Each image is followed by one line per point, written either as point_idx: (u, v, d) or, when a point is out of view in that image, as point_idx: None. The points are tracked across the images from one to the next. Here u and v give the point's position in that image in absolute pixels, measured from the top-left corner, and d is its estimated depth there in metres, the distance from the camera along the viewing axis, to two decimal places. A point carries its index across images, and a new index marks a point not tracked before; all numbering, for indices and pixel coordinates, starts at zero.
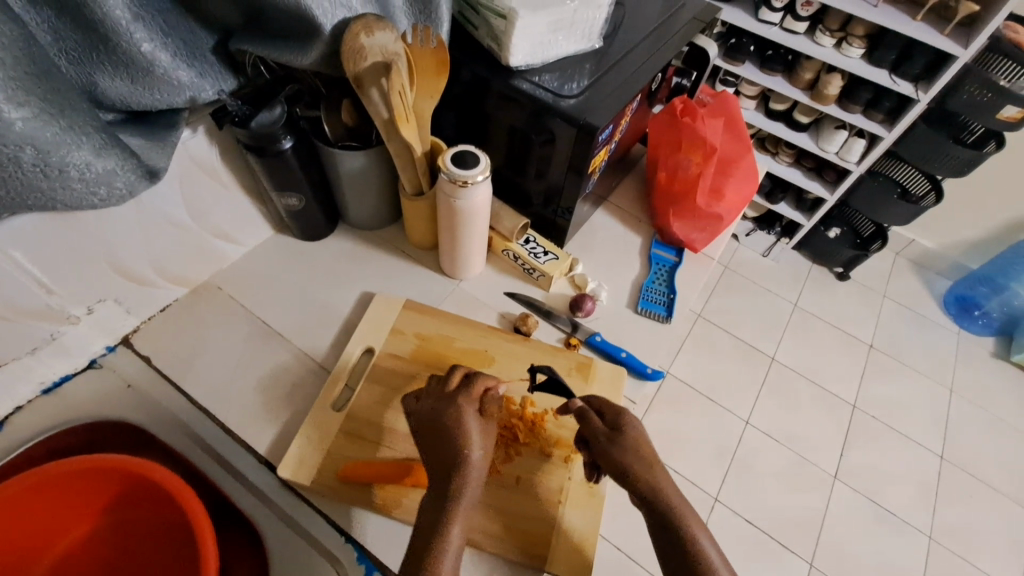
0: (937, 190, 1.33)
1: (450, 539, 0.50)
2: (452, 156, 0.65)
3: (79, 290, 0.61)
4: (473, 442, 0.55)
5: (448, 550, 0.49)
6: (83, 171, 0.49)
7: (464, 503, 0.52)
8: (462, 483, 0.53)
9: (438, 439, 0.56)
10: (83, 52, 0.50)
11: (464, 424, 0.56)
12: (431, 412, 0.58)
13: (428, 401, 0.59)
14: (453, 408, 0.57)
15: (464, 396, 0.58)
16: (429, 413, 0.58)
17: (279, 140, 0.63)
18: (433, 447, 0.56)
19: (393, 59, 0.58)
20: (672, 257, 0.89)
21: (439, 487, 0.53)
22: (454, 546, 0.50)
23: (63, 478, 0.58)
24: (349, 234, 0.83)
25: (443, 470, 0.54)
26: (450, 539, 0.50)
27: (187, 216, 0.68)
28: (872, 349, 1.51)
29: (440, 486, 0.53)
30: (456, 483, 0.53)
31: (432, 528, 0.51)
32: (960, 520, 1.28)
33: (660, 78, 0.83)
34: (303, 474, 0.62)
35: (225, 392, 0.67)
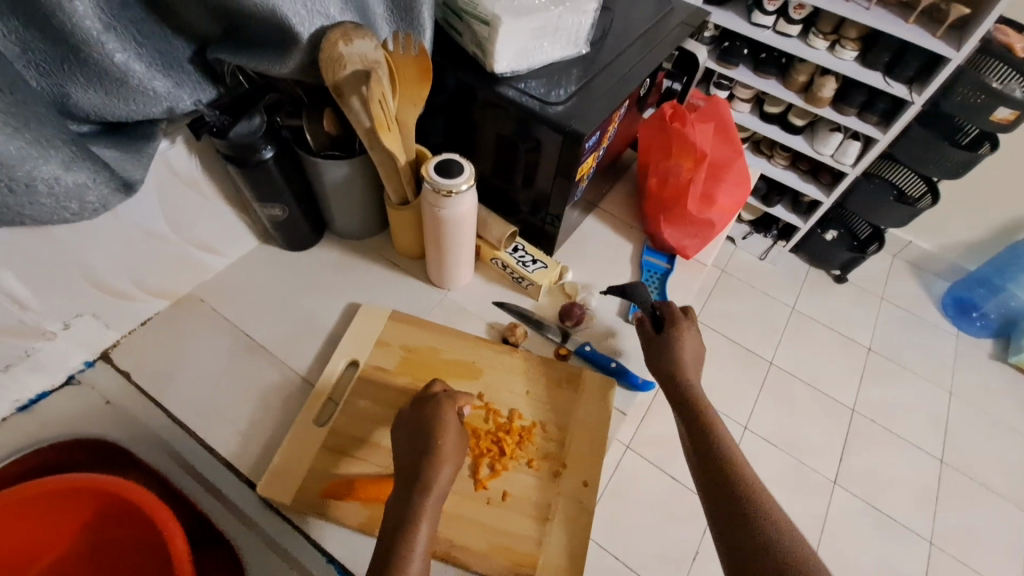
0: (933, 193, 1.32)
1: (418, 534, 0.50)
2: (435, 165, 0.64)
3: (55, 305, 0.60)
4: (447, 442, 0.57)
5: (414, 542, 0.50)
6: (52, 185, 0.48)
7: (433, 496, 0.53)
8: (432, 476, 0.54)
9: (414, 438, 0.57)
10: (53, 64, 0.49)
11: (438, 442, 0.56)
12: (410, 413, 0.60)
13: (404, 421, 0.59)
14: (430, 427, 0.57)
15: (439, 410, 0.59)
16: (409, 414, 0.60)
17: (260, 150, 0.62)
18: (405, 446, 0.58)
19: (373, 67, 0.57)
20: (664, 264, 0.88)
21: (410, 481, 0.54)
22: (422, 539, 0.50)
23: (37, 498, 0.57)
24: (336, 243, 0.82)
25: (412, 464, 0.55)
26: (415, 548, 0.49)
27: (167, 229, 0.67)
28: (870, 352, 1.50)
29: (410, 481, 0.54)
30: (426, 478, 0.54)
31: (399, 523, 0.51)
32: (960, 525, 1.28)
33: (649, 83, 0.82)
34: (283, 492, 0.60)
35: (206, 408, 0.66)
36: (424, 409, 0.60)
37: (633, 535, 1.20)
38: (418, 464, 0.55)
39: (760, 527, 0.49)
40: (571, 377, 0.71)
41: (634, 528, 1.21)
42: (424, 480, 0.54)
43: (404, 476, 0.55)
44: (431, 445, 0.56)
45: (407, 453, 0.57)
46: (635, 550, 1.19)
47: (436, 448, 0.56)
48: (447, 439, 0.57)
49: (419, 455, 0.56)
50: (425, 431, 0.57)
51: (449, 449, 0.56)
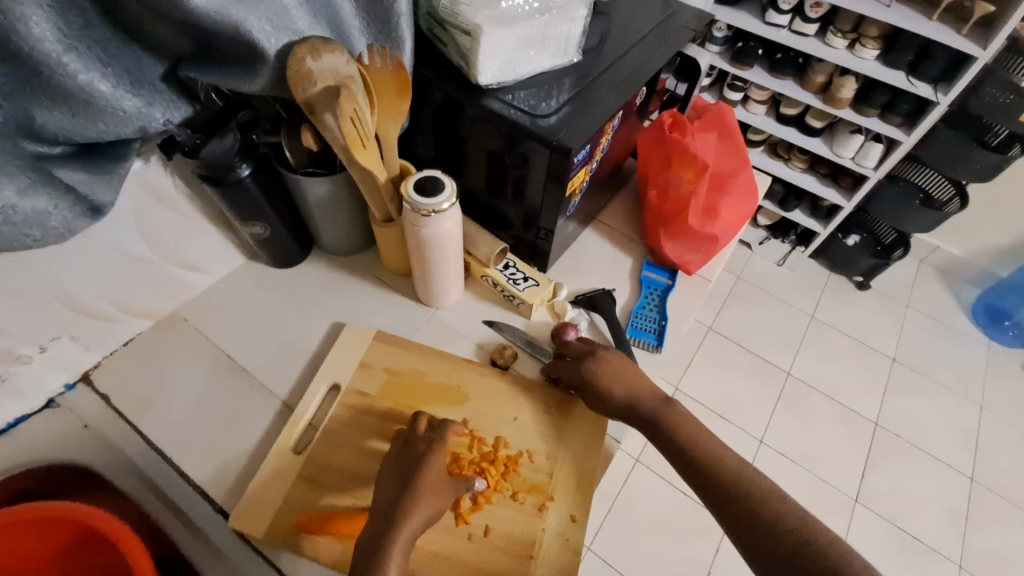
0: (962, 197, 1.25)
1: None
2: (415, 183, 0.61)
3: (29, 330, 0.59)
4: (430, 475, 0.56)
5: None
6: (8, 213, 0.48)
7: (404, 535, 0.52)
8: (408, 514, 0.53)
9: (398, 470, 0.56)
10: (15, 86, 0.46)
11: (419, 484, 0.55)
12: (401, 452, 0.58)
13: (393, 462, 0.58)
14: (413, 465, 0.56)
15: (424, 446, 0.58)
16: (398, 447, 0.59)
17: (236, 167, 0.60)
18: (383, 478, 0.56)
19: (346, 83, 0.55)
20: (665, 280, 0.84)
21: (383, 520, 0.53)
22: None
23: (8, 527, 0.56)
24: (324, 259, 0.80)
25: (393, 497, 0.54)
26: None
27: (146, 249, 0.65)
28: (895, 363, 1.43)
29: (383, 517, 0.53)
30: (400, 517, 0.53)
31: (371, 562, 0.50)
32: (992, 548, 1.20)
33: (647, 91, 0.78)
34: (255, 524, 0.58)
35: (184, 434, 0.64)
36: (408, 445, 0.58)
37: (642, 555, 1.16)
38: (395, 502, 0.54)
39: (774, 522, 0.50)
40: (560, 404, 0.68)
41: (639, 546, 1.17)
42: (385, 526, 0.52)
43: (378, 516, 0.54)
44: (412, 480, 0.55)
45: (386, 489, 0.55)
46: (640, 569, 1.15)
47: (419, 477, 0.55)
48: (430, 474, 0.56)
49: (399, 492, 0.54)
50: (410, 463, 0.56)
51: (432, 486, 0.55)
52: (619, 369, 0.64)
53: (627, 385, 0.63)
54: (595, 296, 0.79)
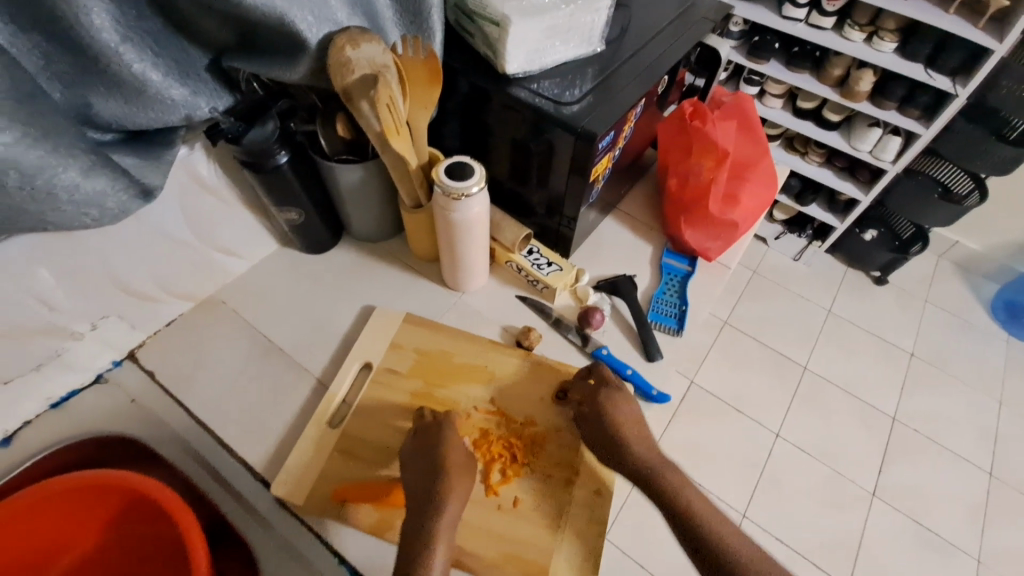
0: (982, 191, 1.23)
1: (433, 555, 0.52)
2: (446, 168, 0.64)
3: (82, 307, 0.62)
4: (455, 456, 0.59)
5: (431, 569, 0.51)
6: (72, 192, 0.49)
7: (445, 522, 0.55)
8: (444, 498, 0.56)
9: (422, 454, 0.59)
10: (75, 74, 0.50)
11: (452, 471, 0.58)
12: (419, 437, 0.61)
13: (417, 449, 0.60)
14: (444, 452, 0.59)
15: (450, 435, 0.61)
16: (416, 431, 0.62)
17: (275, 154, 0.63)
18: (412, 459, 0.60)
19: (381, 71, 0.57)
20: (685, 267, 0.86)
21: (421, 505, 0.56)
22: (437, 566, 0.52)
23: (65, 494, 0.59)
24: (353, 246, 0.83)
25: (426, 478, 0.57)
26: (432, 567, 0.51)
27: (188, 233, 0.69)
28: (913, 358, 1.42)
29: (420, 504, 0.56)
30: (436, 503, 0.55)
31: (416, 540, 0.53)
32: (1011, 543, 1.20)
33: (668, 80, 0.80)
34: (296, 493, 0.61)
35: (225, 410, 0.67)
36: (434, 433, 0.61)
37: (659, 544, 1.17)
38: (434, 487, 0.56)
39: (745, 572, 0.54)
40: None
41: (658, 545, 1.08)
42: (424, 508, 0.55)
43: (417, 498, 0.56)
44: (441, 462, 0.58)
45: (418, 472, 0.58)
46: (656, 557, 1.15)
47: (447, 457, 0.59)
48: (454, 456, 0.59)
49: (431, 474, 0.57)
50: (435, 444, 0.60)
51: (458, 466, 0.59)
52: (627, 418, 0.64)
53: (631, 432, 0.64)
54: (618, 280, 0.81)
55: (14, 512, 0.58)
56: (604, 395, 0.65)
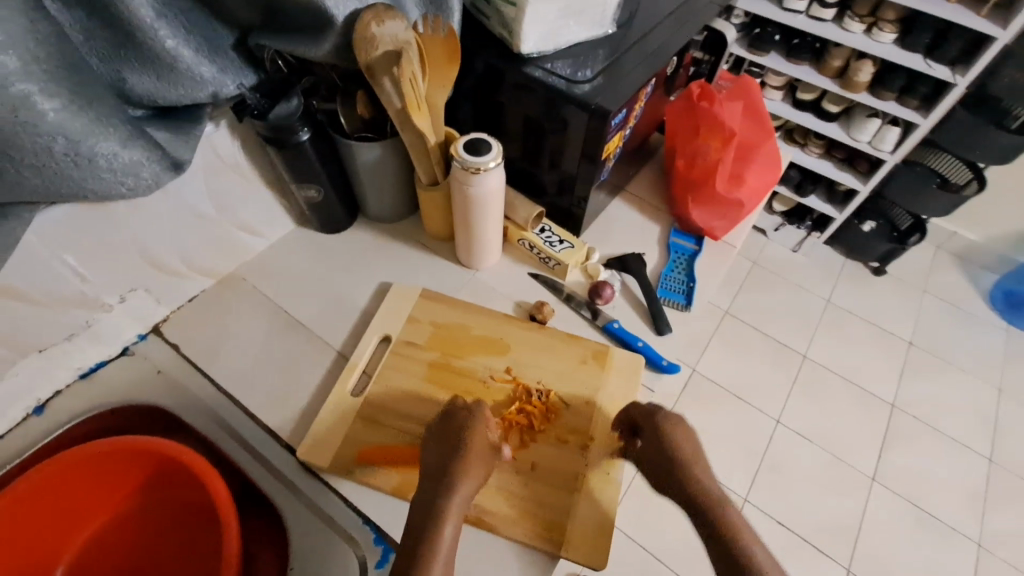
0: (980, 180, 1.26)
1: (443, 531, 0.53)
2: (464, 144, 0.66)
3: (110, 279, 0.64)
4: (477, 436, 0.60)
5: (437, 554, 0.51)
6: (111, 160, 0.51)
7: (456, 501, 0.55)
8: (463, 471, 0.57)
9: (440, 432, 0.60)
10: (112, 49, 0.52)
11: (469, 446, 0.58)
12: (444, 418, 0.62)
13: (438, 426, 0.61)
14: (464, 427, 0.60)
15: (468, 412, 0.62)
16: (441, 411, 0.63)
17: (297, 131, 0.64)
18: (433, 433, 0.61)
19: (404, 47, 0.59)
20: (692, 246, 0.88)
21: (438, 479, 0.56)
22: (446, 545, 0.52)
23: (101, 456, 0.62)
24: (369, 226, 0.85)
25: (445, 454, 0.58)
26: (442, 536, 0.53)
27: (212, 209, 0.71)
28: (911, 347, 1.45)
29: (437, 478, 0.56)
30: (453, 477, 0.56)
31: (430, 511, 0.54)
32: (1008, 527, 1.22)
33: (676, 62, 0.83)
34: (321, 457, 0.64)
35: (251, 380, 0.70)
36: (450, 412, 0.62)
37: None
38: (448, 461, 0.57)
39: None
40: (597, 355, 0.72)
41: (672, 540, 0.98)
42: (442, 479, 0.56)
43: (433, 472, 0.57)
44: (461, 442, 0.59)
45: (439, 450, 0.59)
46: None
47: (467, 435, 0.59)
48: (477, 437, 0.59)
49: (451, 451, 0.58)
50: (455, 422, 0.61)
51: (477, 448, 0.59)
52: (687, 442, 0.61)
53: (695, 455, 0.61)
54: (626, 257, 0.83)
55: (54, 471, 0.60)
56: (666, 419, 0.62)
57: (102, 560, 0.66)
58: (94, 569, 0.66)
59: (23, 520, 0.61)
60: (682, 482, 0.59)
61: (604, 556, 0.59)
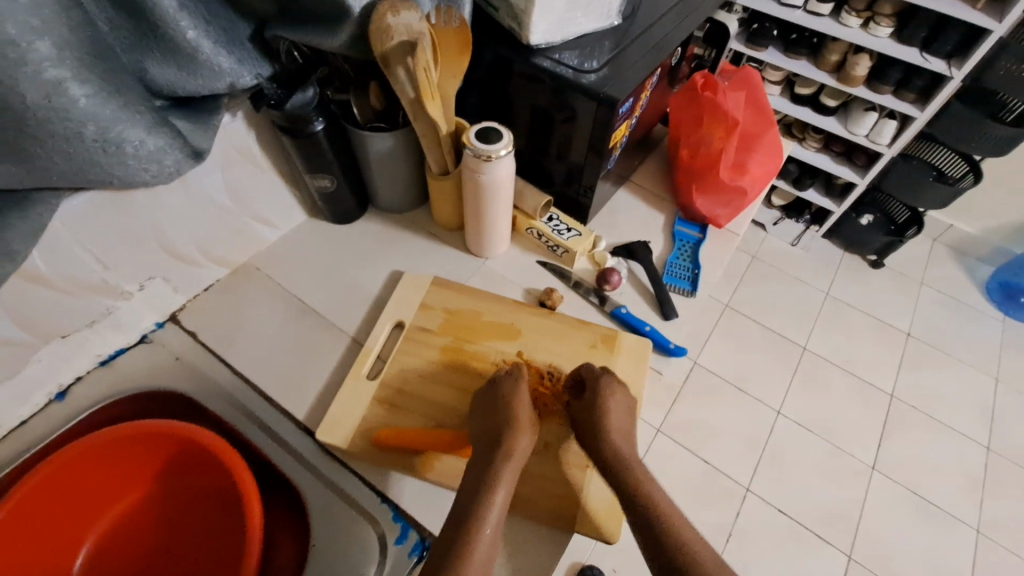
0: (976, 173, 1.30)
1: (495, 499, 0.55)
2: (476, 133, 0.67)
3: (131, 267, 0.66)
4: (523, 414, 0.62)
5: (484, 526, 0.53)
6: (138, 147, 0.54)
7: (509, 469, 0.57)
8: (514, 439, 0.59)
9: (489, 405, 0.62)
10: (136, 40, 0.52)
11: (518, 417, 0.61)
12: (489, 392, 0.64)
13: (485, 399, 0.63)
14: (508, 399, 0.62)
15: (511, 385, 0.64)
16: (484, 388, 0.65)
17: (312, 122, 0.66)
18: (479, 408, 0.63)
19: (419, 38, 0.60)
20: (696, 234, 0.90)
21: (489, 450, 0.58)
22: (493, 516, 0.54)
23: (124, 440, 0.63)
24: (379, 217, 0.86)
25: (492, 429, 0.60)
26: (494, 503, 0.55)
27: (228, 199, 0.72)
28: (910, 338, 1.47)
29: (487, 447, 0.59)
30: (507, 444, 0.58)
31: (483, 479, 0.57)
32: (1007, 513, 1.24)
33: (680, 53, 0.84)
34: (339, 438, 0.65)
35: (268, 365, 0.72)
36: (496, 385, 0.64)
37: None
38: (498, 430, 0.60)
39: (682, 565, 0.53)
40: (606, 339, 0.74)
41: None
42: (495, 448, 0.58)
43: (481, 449, 0.59)
44: (508, 414, 0.61)
45: (485, 424, 0.61)
46: None
47: (513, 408, 0.61)
48: (521, 410, 0.62)
49: (501, 424, 0.60)
50: (501, 396, 0.63)
51: (524, 421, 0.61)
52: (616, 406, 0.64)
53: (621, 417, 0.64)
54: (632, 245, 0.85)
55: (81, 452, 0.61)
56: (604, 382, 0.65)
57: (124, 543, 0.67)
58: (117, 550, 0.67)
59: (50, 502, 0.62)
60: (602, 440, 0.61)
61: (613, 534, 0.61)
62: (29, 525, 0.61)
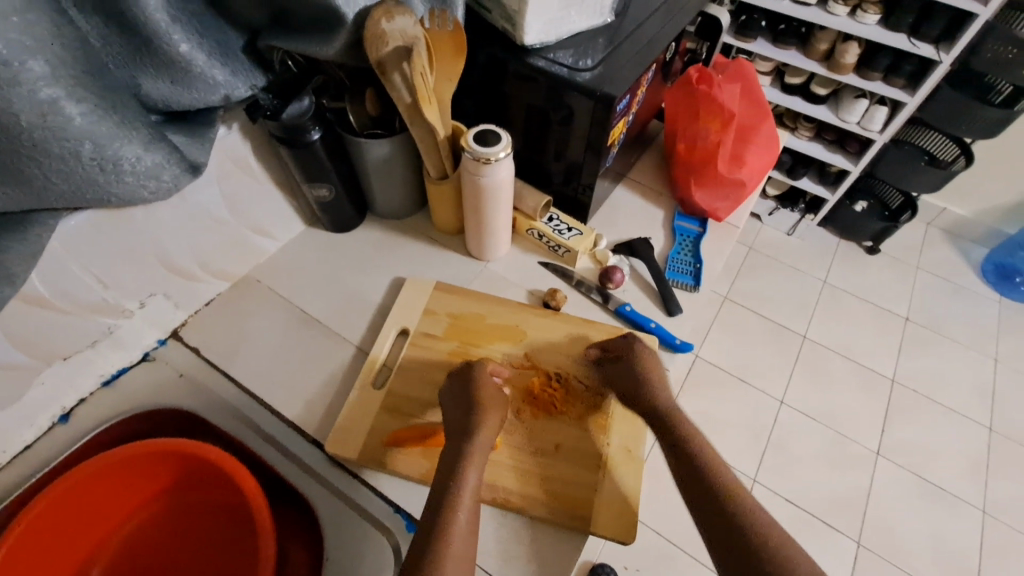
0: (967, 155, 1.30)
1: (466, 484, 0.55)
2: (474, 136, 0.67)
3: (131, 285, 0.65)
4: (488, 398, 0.62)
5: (458, 507, 0.54)
6: (135, 164, 0.53)
7: (477, 454, 0.58)
8: (479, 426, 0.59)
9: (456, 393, 0.63)
10: (128, 55, 0.52)
11: (483, 402, 0.61)
12: (458, 374, 0.65)
13: (453, 387, 0.64)
14: (475, 386, 0.63)
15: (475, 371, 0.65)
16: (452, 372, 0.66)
17: (308, 131, 0.65)
18: (449, 396, 0.63)
19: (414, 43, 0.60)
20: (696, 228, 0.90)
21: (460, 434, 0.59)
22: (466, 498, 0.54)
23: (132, 459, 0.63)
24: (378, 223, 0.86)
25: (461, 413, 0.61)
26: (463, 490, 0.55)
27: (226, 212, 0.71)
28: (908, 323, 1.47)
29: (456, 435, 0.59)
30: (471, 431, 0.59)
31: (454, 467, 0.57)
32: (1013, 493, 1.24)
33: (673, 48, 0.84)
34: (349, 449, 0.64)
35: (274, 377, 0.71)
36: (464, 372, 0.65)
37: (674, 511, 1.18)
38: (465, 417, 0.60)
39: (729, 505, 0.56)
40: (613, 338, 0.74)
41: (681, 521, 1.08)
42: (462, 436, 0.59)
43: (451, 437, 0.60)
44: (474, 396, 0.62)
45: (453, 412, 0.61)
46: (672, 524, 1.09)
47: (480, 394, 0.62)
48: (487, 391, 0.63)
49: (467, 409, 0.61)
50: (471, 384, 0.63)
51: (489, 403, 0.61)
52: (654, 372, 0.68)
53: (663, 384, 0.67)
54: (634, 242, 0.85)
55: (88, 474, 0.61)
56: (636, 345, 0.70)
57: (135, 563, 0.67)
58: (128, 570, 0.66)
59: (59, 525, 0.61)
60: (644, 403, 0.65)
61: (631, 530, 0.61)
62: (38, 549, 0.60)
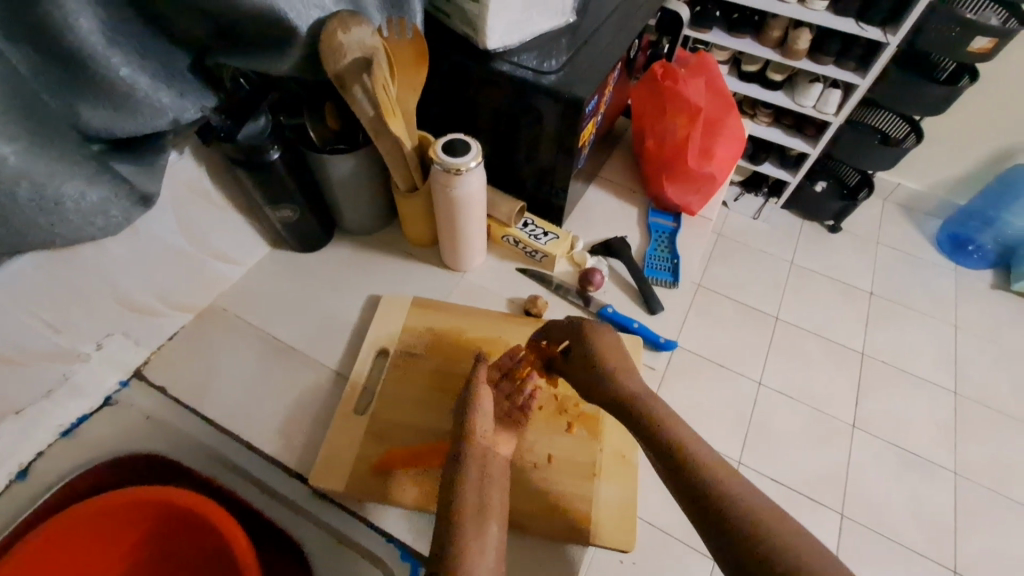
0: (917, 132, 1.37)
1: (468, 484, 0.52)
2: (441, 146, 0.65)
3: (84, 328, 0.61)
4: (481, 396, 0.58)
5: (465, 512, 0.49)
6: (79, 201, 0.50)
7: (474, 463, 0.54)
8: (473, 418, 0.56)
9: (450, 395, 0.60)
10: (64, 82, 0.47)
11: (480, 398, 0.58)
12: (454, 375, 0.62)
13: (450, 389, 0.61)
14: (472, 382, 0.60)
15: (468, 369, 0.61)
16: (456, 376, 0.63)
17: (267, 151, 0.63)
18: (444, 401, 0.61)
19: (372, 54, 0.58)
20: (670, 223, 0.89)
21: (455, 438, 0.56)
22: (474, 502, 0.51)
23: (101, 513, 0.59)
24: (347, 239, 0.83)
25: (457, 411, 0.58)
26: (465, 493, 0.51)
27: (183, 241, 0.67)
28: (873, 297, 1.52)
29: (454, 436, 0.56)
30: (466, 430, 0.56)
31: (454, 473, 0.53)
32: (981, 454, 1.29)
33: (636, 45, 0.84)
34: (335, 480, 0.62)
35: (249, 410, 0.67)
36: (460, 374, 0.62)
37: None
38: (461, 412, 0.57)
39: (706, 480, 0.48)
40: None
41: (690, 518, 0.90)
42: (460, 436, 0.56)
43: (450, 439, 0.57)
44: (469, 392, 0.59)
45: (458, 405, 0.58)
46: None
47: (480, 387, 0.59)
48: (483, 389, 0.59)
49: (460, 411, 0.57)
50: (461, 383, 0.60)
51: (483, 402, 0.58)
52: (608, 353, 0.61)
53: (619, 366, 0.60)
54: (611, 241, 0.84)
55: (54, 533, 0.57)
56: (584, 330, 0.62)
57: None
58: None
59: None
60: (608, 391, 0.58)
61: (631, 540, 0.60)
62: None
